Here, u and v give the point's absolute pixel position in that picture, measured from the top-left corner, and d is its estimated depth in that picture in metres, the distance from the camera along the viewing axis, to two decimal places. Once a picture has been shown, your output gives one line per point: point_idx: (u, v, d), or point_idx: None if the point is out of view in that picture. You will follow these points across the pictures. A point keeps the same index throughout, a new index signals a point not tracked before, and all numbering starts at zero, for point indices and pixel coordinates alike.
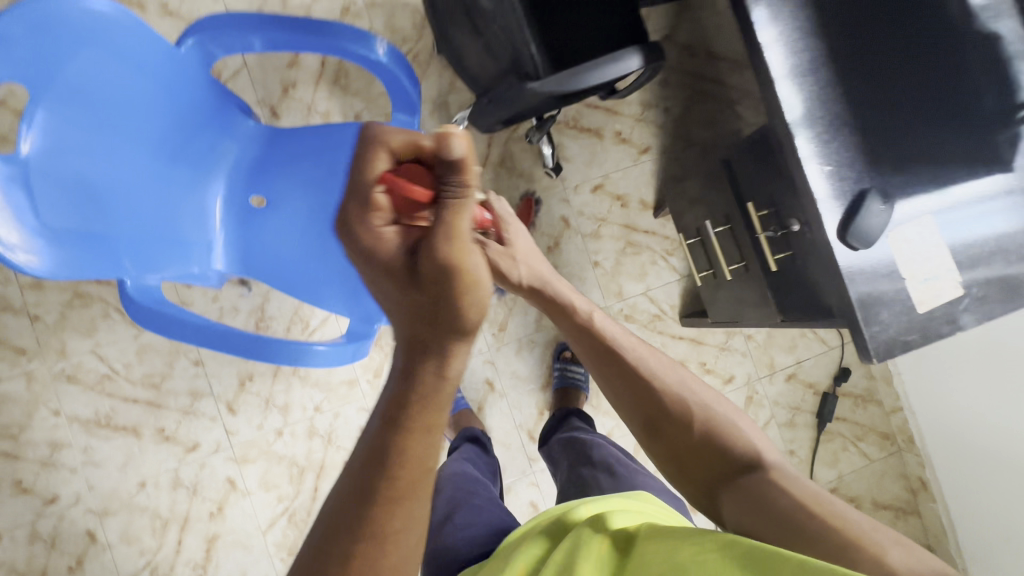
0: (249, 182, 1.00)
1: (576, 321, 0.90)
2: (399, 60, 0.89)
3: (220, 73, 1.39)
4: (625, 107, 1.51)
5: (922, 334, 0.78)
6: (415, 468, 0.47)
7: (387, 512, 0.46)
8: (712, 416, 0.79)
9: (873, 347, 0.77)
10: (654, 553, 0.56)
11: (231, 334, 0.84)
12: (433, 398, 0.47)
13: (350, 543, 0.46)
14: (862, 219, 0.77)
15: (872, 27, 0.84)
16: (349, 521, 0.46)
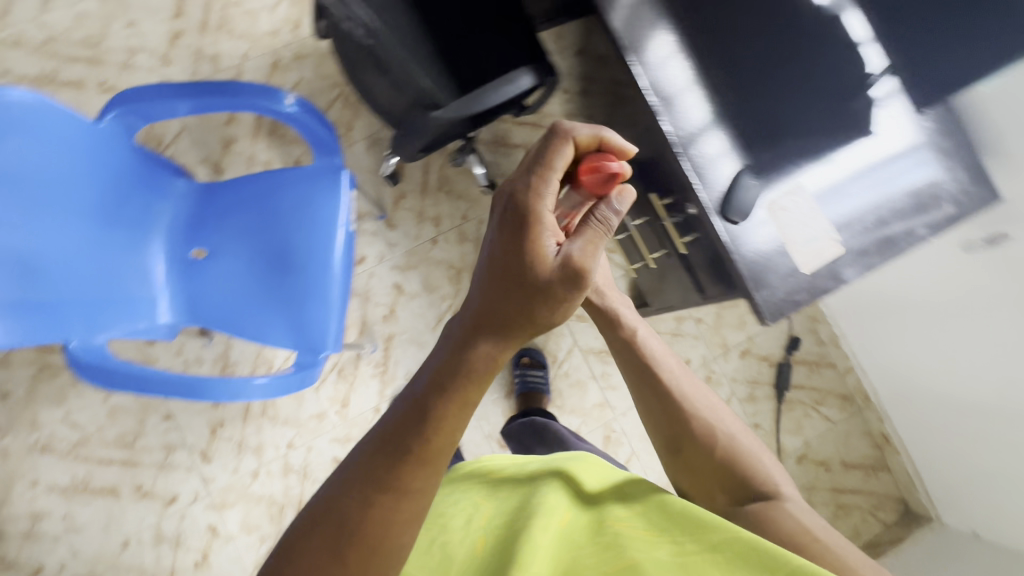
0: (188, 237, 1.07)
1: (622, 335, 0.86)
2: (309, 110, 0.98)
3: (163, 139, 1.48)
4: (550, 120, 1.60)
5: (811, 292, 0.85)
6: (444, 436, 0.55)
7: (412, 469, 0.54)
8: (735, 444, 0.78)
9: (765, 310, 0.84)
10: (632, 535, 0.62)
11: (173, 380, 0.88)
12: (479, 373, 0.55)
13: (376, 490, 0.53)
14: (736, 196, 0.85)
15: (728, 20, 0.92)
16: (374, 465, 0.54)
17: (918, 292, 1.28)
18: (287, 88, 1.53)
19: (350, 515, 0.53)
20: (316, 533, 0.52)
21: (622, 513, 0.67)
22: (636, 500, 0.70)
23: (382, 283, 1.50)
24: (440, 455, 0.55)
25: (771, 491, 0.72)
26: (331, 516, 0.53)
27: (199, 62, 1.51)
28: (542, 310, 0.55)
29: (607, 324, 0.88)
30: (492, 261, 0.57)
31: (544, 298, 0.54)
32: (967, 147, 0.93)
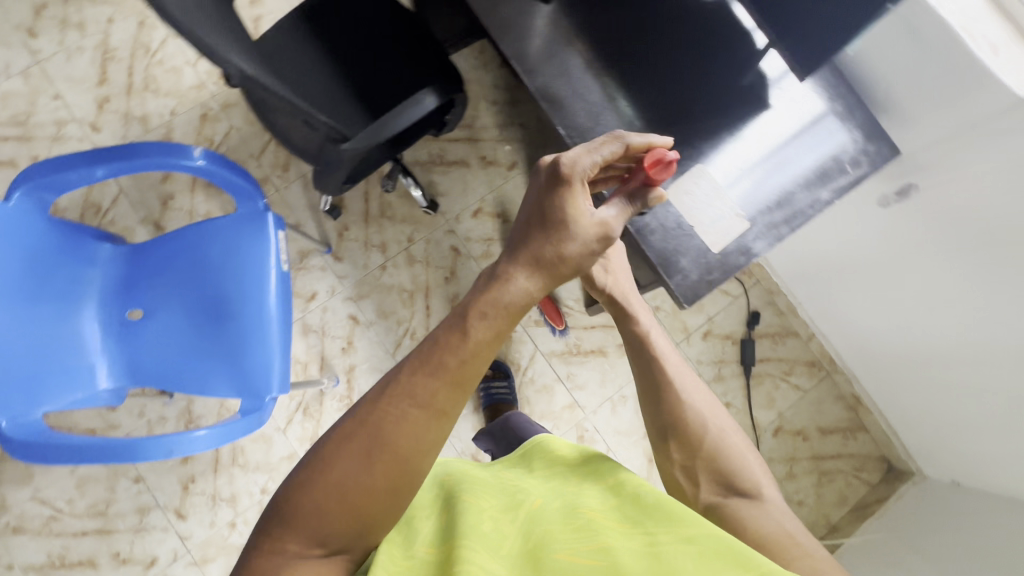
0: (122, 300, 1.07)
1: (637, 329, 0.84)
2: (218, 158, 0.99)
3: (102, 205, 1.49)
4: (483, 133, 1.62)
5: (724, 270, 0.87)
6: (476, 364, 0.59)
7: (445, 395, 0.57)
8: (721, 442, 0.77)
9: (680, 294, 0.85)
10: (607, 523, 0.63)
11: (112, 445, 0.87)
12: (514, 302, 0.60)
13: (409, 406, 0.57)
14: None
15: (613, 24, 0.98)
16: (412, 383, 0.57)
17: (856, 251, 1.27)
18: (219, 138, 1.54)
19: (386, 430, 0.56)
20: (351, 443, 0.56)
21: (594, 503, 0.68)
22: (607, 492, 0.70)
23: (337, 316, 1.51)
24: (471, 383, 0.59)
25: (739, 489, 0.72)
26: (367, 429, 0.56)
27: (128, 124, 1.53)
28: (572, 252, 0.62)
29: (620, 319, 0.85)
30: (534, 208, 0.63)
31: (576, 243, 0.61)
32: (862, 110, 0.96)
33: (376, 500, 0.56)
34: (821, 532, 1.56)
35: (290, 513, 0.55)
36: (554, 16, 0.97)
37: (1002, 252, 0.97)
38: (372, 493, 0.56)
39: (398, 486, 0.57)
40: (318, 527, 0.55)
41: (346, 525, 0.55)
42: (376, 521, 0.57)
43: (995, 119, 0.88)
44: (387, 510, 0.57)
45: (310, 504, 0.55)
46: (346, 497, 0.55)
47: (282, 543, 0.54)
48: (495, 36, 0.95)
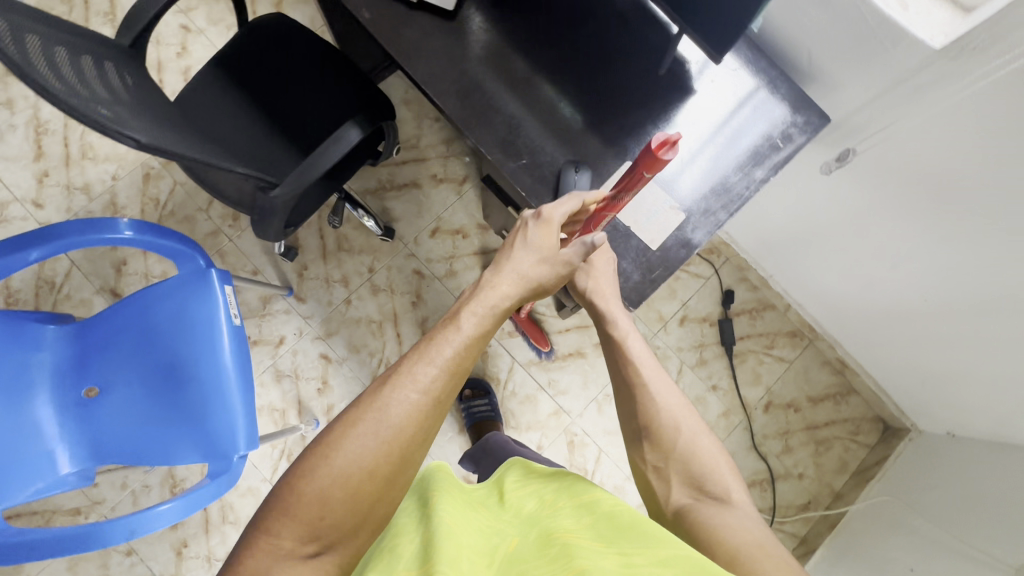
0: (75, 380, 1.06)
1: (613, 333, 0.80)
2: (146, 226, 0.98)
3: (55, 281, 1.47)
4: (429, 152, 1.60)
5: (666, 266, 0.89)
6: (465, 360, 0.72)
7: (439, 386, 0.68)
8: (694, 446, 0.71)
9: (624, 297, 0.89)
10: (581, 544, 0.59)
11: (69, 534, 0.85)
12: (495, 309, 0.76)
13: (409, 391, 0.67)
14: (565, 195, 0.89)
15: (522, 28, 0.96)
16: (411, 375, 0.68)
17: (814, 218, 1.25)
18: (164, 196, 1.53)
19: (387, 417, 0.65)
20: (355, 428, 0.65)
21: (569, 524, 0.65)
22: (579, 512, 0.67)
23: (308, 357, 1.50)
24: (462, 377, 0.71)
25: (708, 495, 0.67)
26: (371, 414, 0.66)
27: (71, 195, 1.51)
28: (544, 269, 0.79)
29: (599, 323, 0.83)
30: (518, 234, 0.81)
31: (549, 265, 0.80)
32: (786, 81, 0.94)
33: (376, 479, 0.63)
34: (826, 501, 1.55)
35: (294, 498, 0.61)
36: (463, 30, 0.95)
37: (952, 201, 0.96)
38: (371, 478, 0.63)
39: (393, 474, 0.65)
40: (317, 511, 0.61)
41: (344, 510, 0.62)
42: (370, 510, 0.63)
43: (916, 74, 0.88)
44: (381, 499, 0.64)
45: (314, 488, 0.62)
46: (347, 481, 0.62)
47: (282, 530, 0.60)
48: (403, 63, 0.93)
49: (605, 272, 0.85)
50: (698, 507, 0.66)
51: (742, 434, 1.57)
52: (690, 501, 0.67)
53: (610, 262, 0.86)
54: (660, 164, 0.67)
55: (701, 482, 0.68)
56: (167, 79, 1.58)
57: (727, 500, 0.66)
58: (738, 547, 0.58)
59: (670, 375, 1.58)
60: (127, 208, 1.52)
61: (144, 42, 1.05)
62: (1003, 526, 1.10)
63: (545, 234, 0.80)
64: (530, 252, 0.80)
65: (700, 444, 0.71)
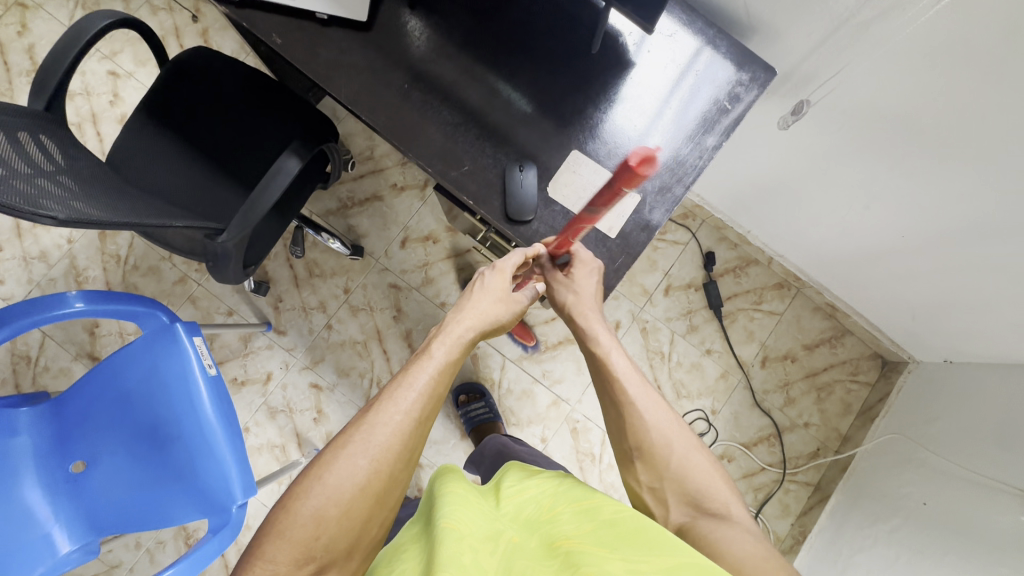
0: (61, 458, 1.05)
1: (596, 349, 0.79)
2: (98, 296, 0.97)
3: (30, 354, 1.44)
4: (385, 161, 1.55)
5: (628, 253, 0.87)
6: (443, 381, 0.71)
7: (422, 406, 0.68)
8: (687, 463, 0.69)
9: None
10: (586, 551, 0.56)
11: None
12: (470, 329, 0.76)
13: (393, 413, 0.66)
14: (514, 195, 0.86)
15: (444, 25, 0.91)
16: (396, 396, 0.67)
17: (779, 170, 1.22)
18: (124, 250, 1.49)
19: (375, 435, 0.64)
20: (344, 449, 0.63)
21: (571, 530, 0.62)
22: (580, 517, 0.64)
23: (299, 389, 1.48)
24: (440, 398, 0.70)
25: (705, 511, 0.65)
26: (359, 435, 0.64)
27: (29, 266, 1.48)
28: (502, 307, 0.80)
29: (580, 339, 0.82)
30: (475, 281, 0.83)
31: (505, 301, 0.81)
32: (726, 38, 0.90)
33: (366, 499, 0.62)
34: (834, 445, 1.55)
35: (287, 519, 0.59)
36: (384, 39, 0.90)
37: (916, 135, 0.93)
38: (363, 496, 0.61)
39: (385, 493, 0.63)
40: (313, 532, 0.59)
41: (338, 530, 0.60)
42: (364, 529, 0.62)
43: (857, 14, 0.84)
44: (374, 517, 0.62)
45: (308, 508, 0.59)
46: (341, 499, 0.60)
47: (277, 555, 0.57)
48: (327, 86, 0.89)
49: (588, 288, 0.83)
50: (697, 523, 0.64)
51: (743, 393, 1.57)
52: (689, 519, 0.66)
53: (592, 274, 0.84)
54: (639, 179, 0.59)
55: (695, 496, 0.67)
56: (105, 131, 1.53)
57: (725, 513, 0.65)
58: (738, 557, 0.57)
59: (663, 347, 1.57)
60: (89, 270, 1.48)
61: (60, 103, 1.00)
62: (1008, 450, 1.10)
63: (501, 280, 0.82)
64: (490, 295, 0.81)
65: (688, 456, 0.70)
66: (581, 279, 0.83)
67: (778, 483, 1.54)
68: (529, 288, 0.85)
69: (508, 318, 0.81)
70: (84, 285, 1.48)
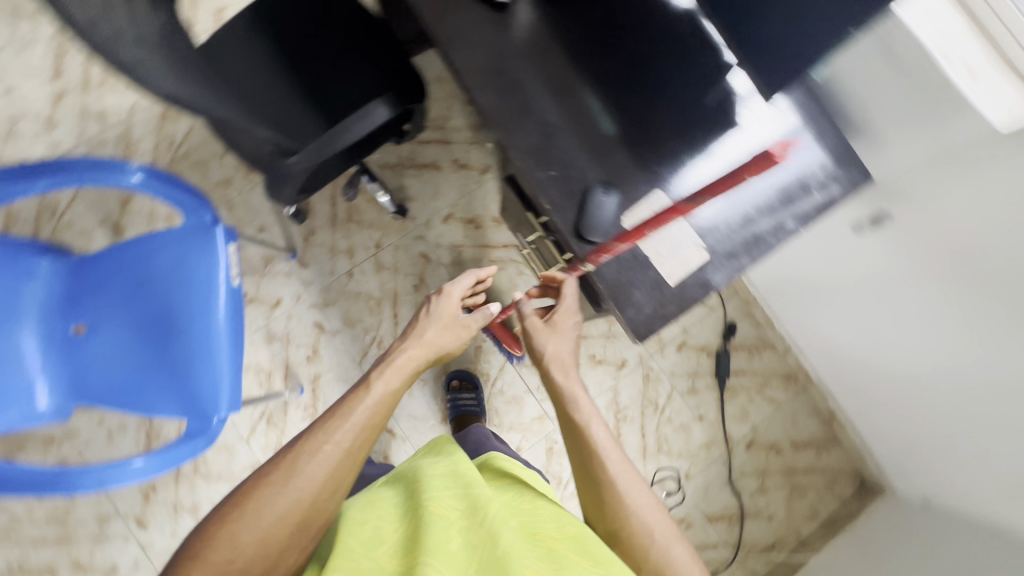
0: (65, 315, 1.04)
1: (576, 418, 0.82)
2: (157, 176, 0.95)
3: (57, 205, 1.44)
4: (455, 135, 1.56)
5: (680, 304, 0.86)
6: (379, 413, 0.78)
7: (354, 436, 0.73)
8: (667, 554, 0.70)
9: (633, 329, 0.85)
10: (559, 558, 0.60)
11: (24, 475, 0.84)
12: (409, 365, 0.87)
13: (322, 442, 0.71)
14: (590, 214, 0.86)
15: (570, 33, 0.93)
16: (329, 427, 0.73)
17: (828, 271, 1.24)
18: (180, 136, 1.49)
19: (301, 464, 0.68)
20: (269, 477, 0.67)
21: (550, 530, 0.65)
22: (558, 519, 0.68)
23: (302, 323, 1.48)
24: (374, 429, 0.76)
25: None
26: (285, 463, 0.68)
27: (85, 121, 1.48)
28: (447, 337, 0.95)
29: (558, 399, 0.87)
30: (423, 308, 0.98)
31: (451, 333, 0.95)
32: (834, 133, 0.91)
33: (287, 528, 0.64)
34: (790, 545, 1.56)
35: (206, 543, 0.62)
36: (510, 26, 0.91)
37: (976, 285, 0.94)
38: (282, 525, 0.64)
39: (307, 523, 0.66)
40: (229, 555, 0.62)
41: (254, 555, 0.62)
42: (281, 555, 0.64)
43: (964, 149, 0.86)
44: (294, 545, 0.65)
45: (226, 534, 0.63)
46: (258, 527, 0.63)
47: None
48: (444, 52, 0.89)
49: (567, 336, 0.95)
50: None
51: (721, 467, 1.57)
52: None
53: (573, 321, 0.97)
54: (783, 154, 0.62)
55: None
56: (200, 17, 1.53)
57: None
58: None
59: (659, 399, 1.57)
60: (141, 144, 1.48)
61: None
62: None
63: (448, 306, 0.97)
64: (436, 324, 0.95)
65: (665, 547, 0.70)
66: (563, 327, 0.96)
67: (727, 563, 1.54)
68: (482, 312, 0.98)
69: (451, 344, 0.95)
70: (131, 156, 1.48)
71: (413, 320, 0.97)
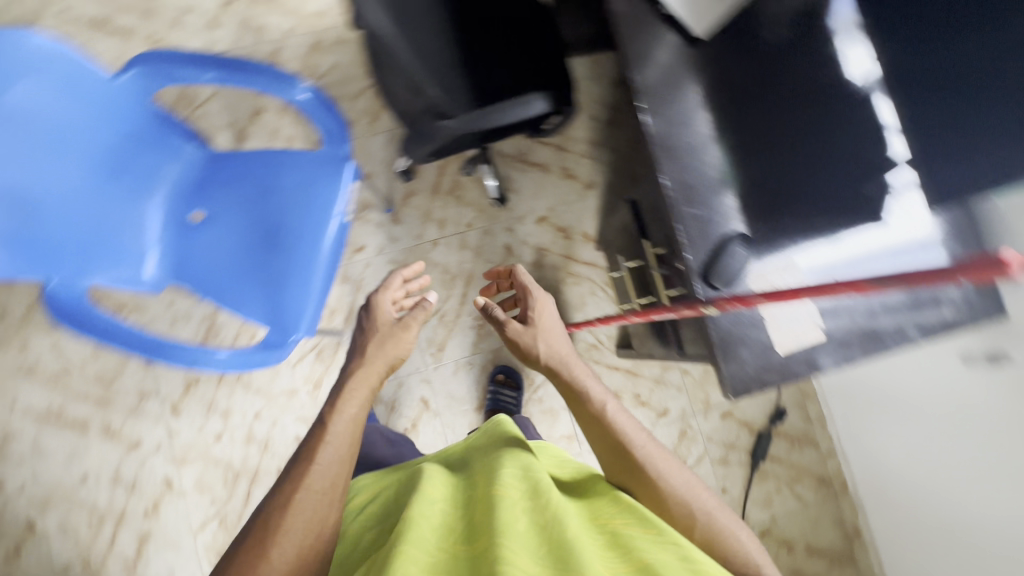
0: (190, 200, 1.10)
1: (592, 407, 0.85)
2: (321, 100, 0.99)
3: (195, 98, 1.52)
4: (572, 145, 1.59)
5: (782, 374, 0.85)
6: (345, 444, 0.80)
7: (327, 474, 0.76)
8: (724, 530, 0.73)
9: (730, 383, 0.85)
10: (625, 534, 0.66)
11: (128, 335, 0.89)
12: (360, 388, 0.89)
13: (293, 490, 0.74)
14: (723, 262, 0.88)
15: (753, 84, 0.93)
16: (300, 476, 0.75)
17: (908, 392, 1.22)
18: (323, 70, 1.56)
19: (283, 515, 0.71)
20: (255, 537, 0.70)
21: (611, 514, 0.72)
22: (616, 502, 0.74)
23: (377, 275, 1.52)
24: (343, 460, 0.79)
25: None
26: (265, 522, 0.71)
27: (245, 31, 1.56)
28: (391, 349, 0.97)
29: (568, 389, 0.89)
30: (360, 329, 1.01)
31: (398, 341, 0.98)
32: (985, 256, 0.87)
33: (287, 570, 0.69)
34: None
35: None
36: (697, 63, 0.94)
37: None
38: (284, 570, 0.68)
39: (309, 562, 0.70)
40: None
41: None
42: None
43: None
44: None
45: None
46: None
47: None
48: (628, 71, 0.92)
49: (554, 329, 0.97)
50: None
51: None
52: None
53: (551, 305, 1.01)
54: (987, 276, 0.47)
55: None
56: None
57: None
58: None
59: (688, 458, 1.55)
60: (287, 66, 1.56)
61: None
62: None
63: (380, 314, 1.02)
64: (375, 337, 0.99)
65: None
66: (545, 320, 0.99)
67: None
68: (420, 306, 1.02)
69: (399, 348, 0.98)
70: None
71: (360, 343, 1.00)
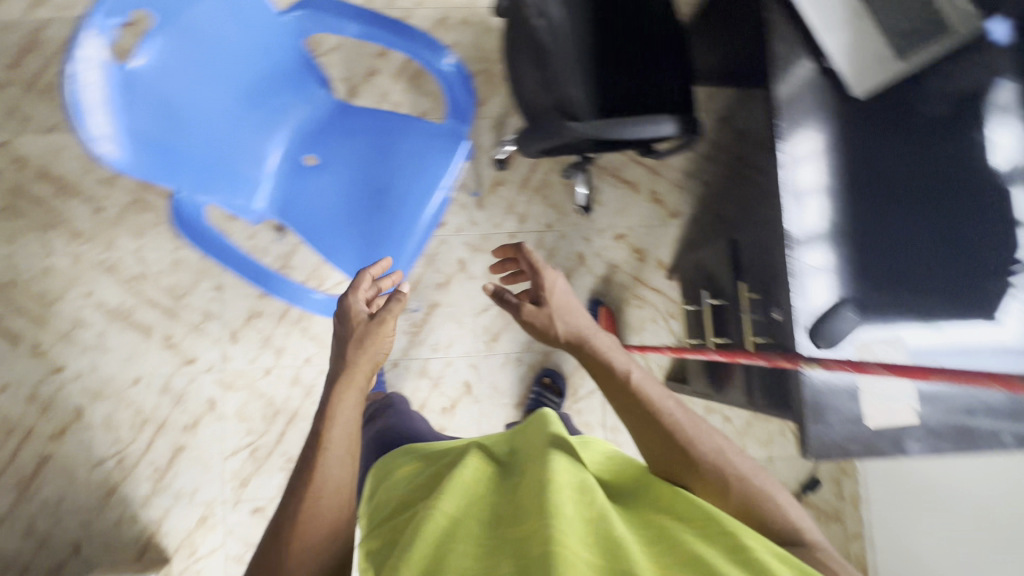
0: (307, 143, 1.14)
1: (657, 414, 0.73)
2: (461, 74, 1.03)
3: (318, 47, 1.57)
4: (666, 171, 1.59)
5: (866, 448, 0.84)
6: (344, 449, 0.69)
7: (332, 483, 0.65)
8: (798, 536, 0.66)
9: (813, 446, 0.84)
10: (678, 530, 0.59)
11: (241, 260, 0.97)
12: (354, 386, 0.75)
13: (295, 503, 0.64)
14: (828, 324, 0.87)
15: (896, 157, 0.93)
16: (302, 491, 0.64)
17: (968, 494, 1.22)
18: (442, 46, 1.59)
19: (292, 533, 0.62)
20: (265, 557, 0.62)
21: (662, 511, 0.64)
22: (664, 495, 0.67)
23: (449, 253, 1.54)
24: (345, 463, 0.68)
25: None
26: (273, 539, 0.63)
27: None
28: (376, 340, 0.81)
29: (612, 376, 0.76)
30: (337, 331, 0.84)
31: (383, 331, 0.82)
32: None
33: None
34: None
35: None
36: (846, 123, 0.94)
37: None
38: None
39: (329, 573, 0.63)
40: None
41: None
42: None
43: None
44: None
45: None
46: None
47: None
48: (778, 115, 0.93)
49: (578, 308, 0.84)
50: None
51: None
52: None
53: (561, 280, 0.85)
54: None
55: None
56: None
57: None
58: None
59: None
60: None
61: None
62: None
63: (356, 307, 0.85)
64: (353, 338, 0.81)
65: None
66: (562, 302, 0.83)
67: None
68: (392, 301, 0.84)
69: (383, 334, 0.82)
70: None
71: (340, 344, 0.82)
